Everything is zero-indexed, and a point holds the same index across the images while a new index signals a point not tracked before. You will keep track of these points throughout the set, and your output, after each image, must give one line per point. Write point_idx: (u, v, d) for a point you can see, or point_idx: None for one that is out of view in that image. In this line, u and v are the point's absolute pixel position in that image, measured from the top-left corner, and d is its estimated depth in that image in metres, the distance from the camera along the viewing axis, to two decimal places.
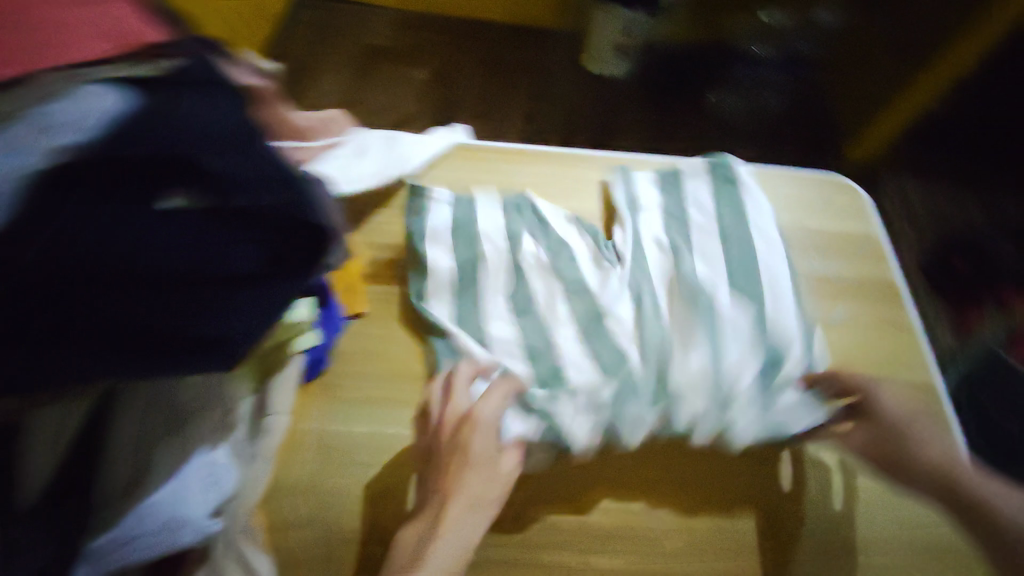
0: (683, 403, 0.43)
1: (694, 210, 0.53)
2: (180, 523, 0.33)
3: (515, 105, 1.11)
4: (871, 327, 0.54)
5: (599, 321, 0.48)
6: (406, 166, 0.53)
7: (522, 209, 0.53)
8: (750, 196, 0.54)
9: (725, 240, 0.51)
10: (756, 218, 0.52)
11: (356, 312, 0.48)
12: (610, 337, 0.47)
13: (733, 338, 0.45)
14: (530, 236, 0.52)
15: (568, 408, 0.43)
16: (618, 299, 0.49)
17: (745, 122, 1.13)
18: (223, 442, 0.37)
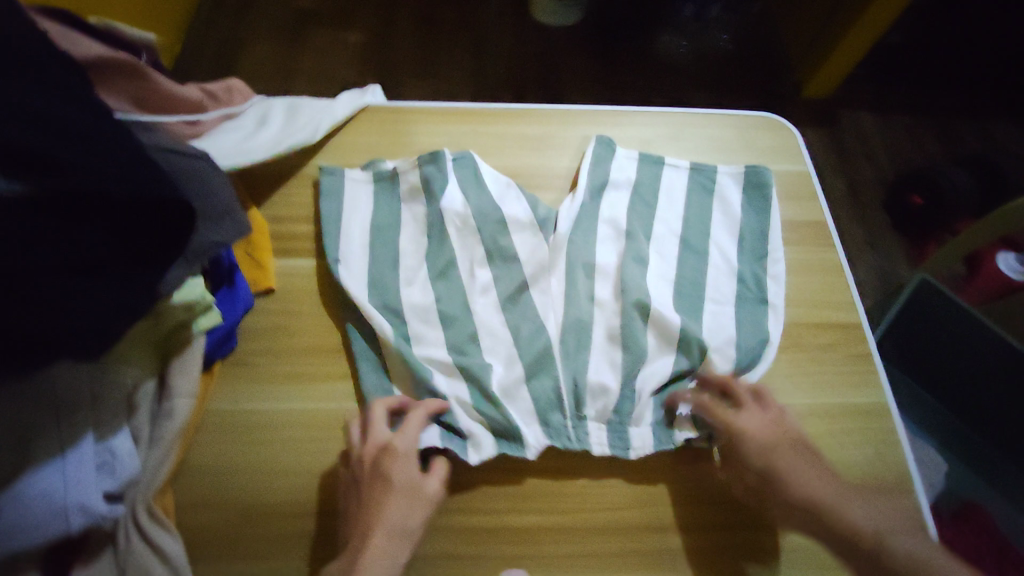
0: (594, 406, 0.44)
1: (645, 194, 0.52)
2: (63, 512, 0.33)
3: (461, 60, 1.07)
4: (806, 271, 0.53)
5: (528, 307, 0.47)
6: (312, 135, 0.50)
7: (441, 160, 0.50)
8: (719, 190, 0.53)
9: (667, 237, 0.51)
10: (702, 211, 0.52)
11: (267, 288, 0.47)
12: (538, 320, 0.46)
13: (651, 339, 0.46)
14: (465, 215, 0.49)
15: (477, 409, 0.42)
16: (550, 286, 0.48)
17: (699, 64, 1.10)
18: (117, 429, 0.37)
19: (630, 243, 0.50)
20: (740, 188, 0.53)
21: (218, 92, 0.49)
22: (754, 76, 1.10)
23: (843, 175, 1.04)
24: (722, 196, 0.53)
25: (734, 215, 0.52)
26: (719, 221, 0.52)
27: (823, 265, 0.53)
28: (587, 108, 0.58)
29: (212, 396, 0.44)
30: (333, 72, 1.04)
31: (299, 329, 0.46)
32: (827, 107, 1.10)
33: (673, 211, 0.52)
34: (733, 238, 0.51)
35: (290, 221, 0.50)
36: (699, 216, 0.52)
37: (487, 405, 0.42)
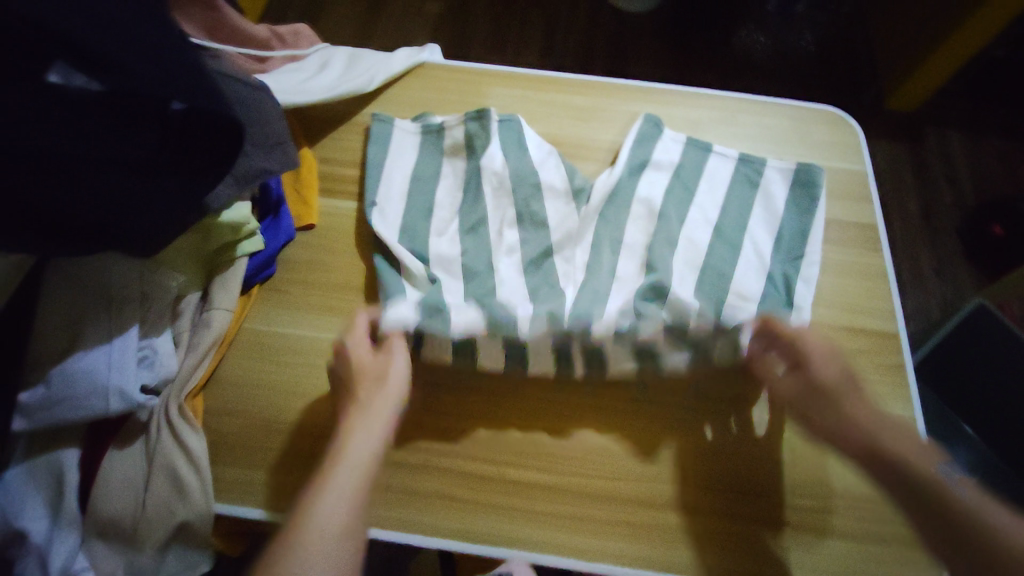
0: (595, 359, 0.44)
1: (685, 176, 0.51)
2: (104, 392, 0.36)
3: (532, 34, 1.07)
4: (850, 275, 0.50)
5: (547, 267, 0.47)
6: (366, 84, 0.52)
7: (485, 119, 0.51)
8: (763, 185, 0.51)
9: (705, 228, 0.49)
10: (746, 206, 0.50)
11: (309, 223, 0.50)
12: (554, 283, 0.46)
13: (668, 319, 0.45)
14: (502, 175, 0.49)
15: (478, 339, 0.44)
16: (574, 255, 0.47)
17: (776, 60, 1.05)
18: (159, 329, 0.41)
19: (662, 225, 0.48)
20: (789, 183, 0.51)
21: (286, 36, 0.52)
22: (835, 80, 1.05)
23: (918, 193, 0.98)
24: (767, 189, 0.51)
25: (777, 211, 0.50)
26: (762, 219, 0.50)
27: (868, 271, 0.50)
28: (641, 85, 0.57)
29: (249, 316, 0.47)
30: (407, 35, 1.07)
31: (332, 266, 0.49)
32: (911, 121, 1.03)
33: (714, 198, 0.51)
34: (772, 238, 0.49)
35: (335, 164, 0.53)
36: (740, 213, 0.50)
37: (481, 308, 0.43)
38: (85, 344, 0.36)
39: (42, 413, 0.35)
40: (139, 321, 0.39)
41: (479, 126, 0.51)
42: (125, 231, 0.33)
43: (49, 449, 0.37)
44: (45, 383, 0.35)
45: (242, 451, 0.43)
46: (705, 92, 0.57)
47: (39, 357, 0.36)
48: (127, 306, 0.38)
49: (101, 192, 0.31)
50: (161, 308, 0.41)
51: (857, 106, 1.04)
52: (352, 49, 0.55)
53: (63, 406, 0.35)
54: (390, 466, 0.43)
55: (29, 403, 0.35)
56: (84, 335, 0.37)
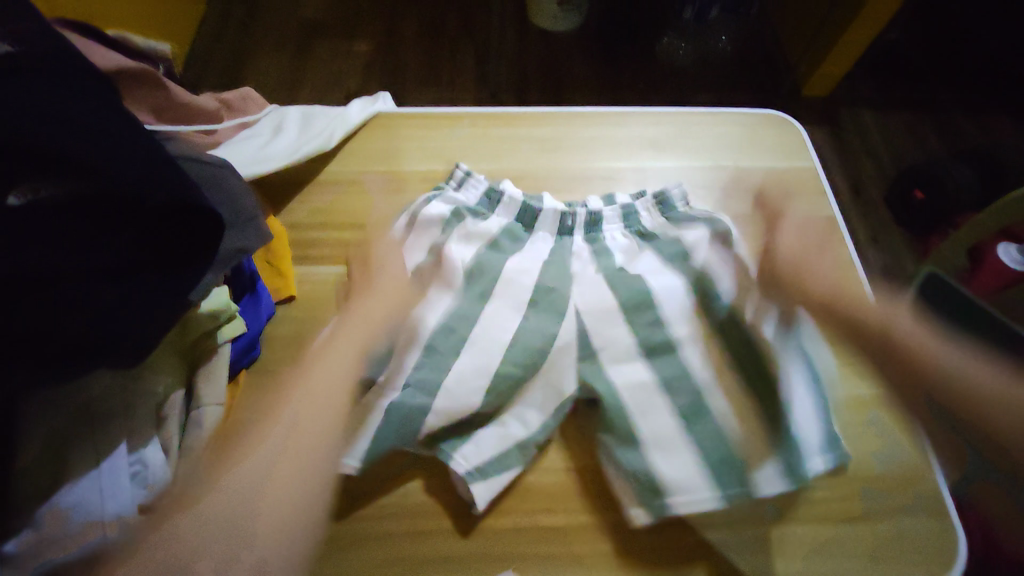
0: (583, 248, 0.52)
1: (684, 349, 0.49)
2: (102, 521, 0.33)
3: (463, 76, 1.18)
4: None
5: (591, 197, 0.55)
6: (327, 142, 0.55)
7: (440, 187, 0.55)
8: (676, 488, 0.40)
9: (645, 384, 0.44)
10: (682, 473, 0.41)
11: (290, 296, 0.50)
12: (529, 214, 0.53)
13: (621, 239, 0.53)
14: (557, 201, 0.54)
15: (450, 291, 0.48)
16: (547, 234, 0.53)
17: (697, 64, 1.21)
18: (148, 439, 0.37)
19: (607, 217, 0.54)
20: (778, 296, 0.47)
21: (233, 102, 0.56)
22: (750, 80, 1.20)
23: (844, 174, 1.10)
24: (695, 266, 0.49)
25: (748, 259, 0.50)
26: (699, 486, 0.40)
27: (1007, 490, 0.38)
28: (580, 113, 0.63)
29: (239, 404, 0.45)
30: (340, 82, 1.17)
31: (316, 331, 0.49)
32: (827, 106, 1.17)
33: (585, 461, 0.45)
34: (716, 253, 0.49)
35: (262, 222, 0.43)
36: (704, 456, 0.41)
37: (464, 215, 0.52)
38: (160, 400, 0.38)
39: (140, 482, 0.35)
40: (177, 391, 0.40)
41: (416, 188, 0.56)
42: (93, 337, 0.30)
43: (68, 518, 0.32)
44: (109, 465, 0.34)
45: None
46: (642, 116, 0.62)
47: (116, 432, 0.35)
48: (157, 398, 0.38)
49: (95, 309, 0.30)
50: (195, 419, 0.40)
51: (777, 100, 1.18)
52: (303, 123, 0.58)
53: (123, 495, 0.34)
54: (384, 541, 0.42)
55: (119, 479, 0.34)
56: (116, 432, 0.35)
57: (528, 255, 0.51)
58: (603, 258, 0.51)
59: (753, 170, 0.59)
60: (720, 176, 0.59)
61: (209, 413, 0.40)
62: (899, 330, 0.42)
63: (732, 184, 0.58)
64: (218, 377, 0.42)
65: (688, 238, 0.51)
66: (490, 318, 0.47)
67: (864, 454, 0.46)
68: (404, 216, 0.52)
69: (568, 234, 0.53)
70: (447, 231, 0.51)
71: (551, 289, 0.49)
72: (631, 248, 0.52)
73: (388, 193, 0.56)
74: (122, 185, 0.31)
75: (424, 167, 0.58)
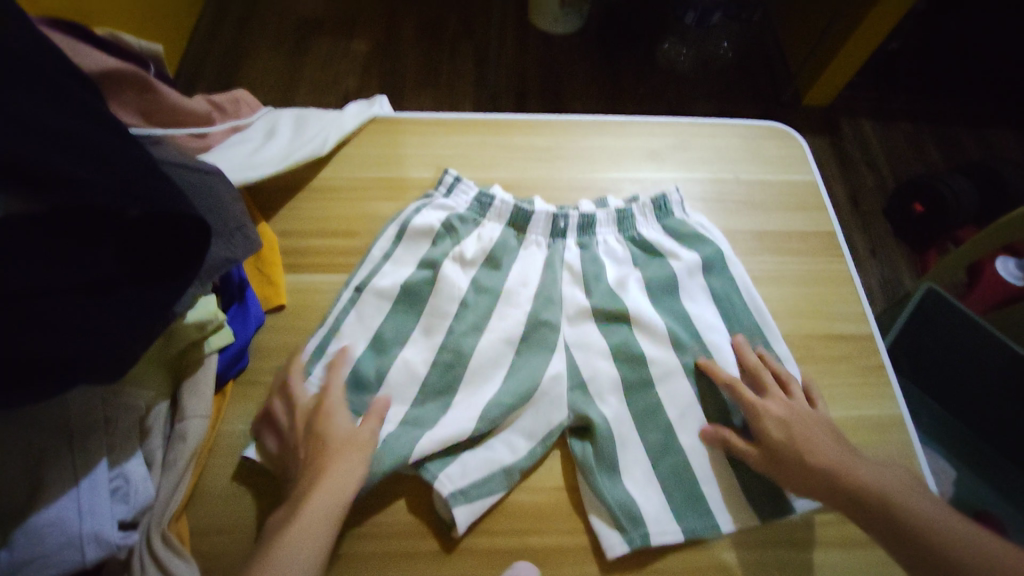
0: (573, 264, 0.52)
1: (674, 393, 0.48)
2: (78, 543, 0.32)
3: (464, 77, 1.17)
4: (809, 277, 0.54)
5: (584, 204, 0.54)
6: (320, 148, 0.54)
7: (429, 196, 0.54)
8: (655, 521, 0.41)
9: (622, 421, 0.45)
10: (655, 509, 0.42)
11: (278, 305, 0.49)
12: (517, 233, 0.52)
13: (610, 260, 0.52)
14: (549, 209, 0.53)
15: (439, 319, 0.47)
16: (536, 251, 0.52)
17: (698, 71, 1.21)
18: (130, 453, 0.36)
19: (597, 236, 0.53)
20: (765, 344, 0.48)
21: (224, 105, 0.55)
22: (751, 88, 1.19)
23: (844, 184, 1.09)
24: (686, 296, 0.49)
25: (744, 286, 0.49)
26: (668, 520, 0.41)
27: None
28: (578, 121, 0.62)
29: (225, 416, 0.44)
30: (339, 82, 1.16)
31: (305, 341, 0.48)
32: (827, 115, 1.17)
33: (567, 473, 0.45)
34: (703, 289, 0.50)
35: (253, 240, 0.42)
36: (669, 494, 0.42)
37: (454, 232, 0.51)
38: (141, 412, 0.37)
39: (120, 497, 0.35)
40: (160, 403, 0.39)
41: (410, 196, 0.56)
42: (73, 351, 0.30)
43: (42, 536, 0.31)
44: (89, 479, 0.33)
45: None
46: (640, 126, 0.62)
47: (96, 447, 0.34)
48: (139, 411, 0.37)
49: (74, 323, 0.29)
50: (179, 433, 0.39)
51: (777, 108, 1.17)
52: (295, 126, 0.57)
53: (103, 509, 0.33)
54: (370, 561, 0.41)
55: (100, 493, 0.33)
56: (97, 446, 0.34)
57: (520, 274, 0.51)
58: (593, 279, 0.51)
59: (751, 183, 0.59)
60: (719, 187, 0.58)
61: (194, 427, 0.40)
62: (906, 512, 0.37)
63: (731, 196, 0.58)
64: (203, 389, 0.41)
65: (681, 265, 0.50)
66: (480, 346, 0.47)
67: None
68: (390, 227, 0.52)
69: (557, 250, 0.52)
70: (436, 248, 0.50)
71: (540, 318, 0.48)
72: (622, 269, 0.52)
73: (379, 200, 0.55)
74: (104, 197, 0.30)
75: (418, 173, 0.57)
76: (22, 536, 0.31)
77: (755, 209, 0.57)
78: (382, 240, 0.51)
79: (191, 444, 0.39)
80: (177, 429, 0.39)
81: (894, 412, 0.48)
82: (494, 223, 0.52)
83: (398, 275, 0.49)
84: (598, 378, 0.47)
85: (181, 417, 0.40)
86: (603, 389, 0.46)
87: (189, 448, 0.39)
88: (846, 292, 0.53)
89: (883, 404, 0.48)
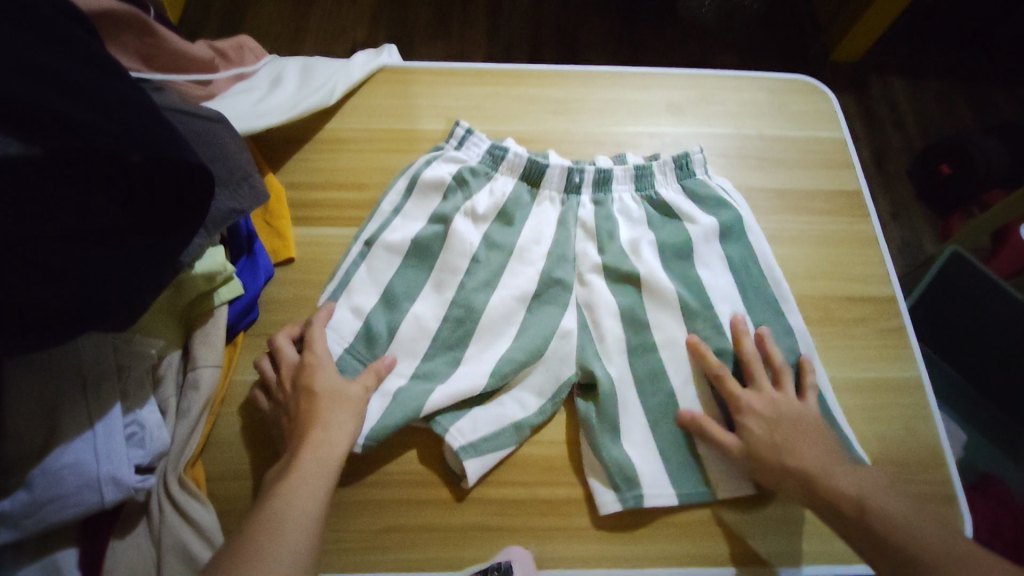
0: (586, 221, 0.50)
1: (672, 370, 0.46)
2: (96, 484, 0.32)
3: (476, 28, 1.13)
4: (830, 238, 0.52)
5: (601, 159, 0.52)
6: (327, 97, 0.53)
7: (440, 150, 0.52)
8: (649, 485, 0.41)
9: (627, 384, 0.45)
10: (652, 473, 0.42)
11: (287, 257, 0.48)
12: (528, 187, 0.51)
13: (624, 219, 0.51)
14: (564, 163, 0.51)
15: (450, 275, 0.47)
16: (548, 208, 0.51)
17: (722, 22, 1.15)
18: (143, 401, 0.37)
19: (613, 193, 0.51)
20: (779, 313, 0.46)
21: (228, 52, 0.53)
22: (777, 42, 1.14)
23: (869, 144, 1.05)
24: (701, 259, 0.48)
25: (762, 253, 0.48)
26: (664, 483, 0.42)
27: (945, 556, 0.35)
28: (595, 72, 0.59)
29: (236, 367, 0.44)
30: (348, 32, 1.12)
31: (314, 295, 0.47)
32: (856, 71, 1.12)
33: (569, 429, 0.45)
34: (720, 254, 0.48)
35: (258, 183, 0.41)
36: (668, 459, 0.42)
37: (464, 186, 0.50)
38: (152, 360, 0.38)
39: (138, 444, 0.35)
40: (170, 352, 0.40)
41: (421, 148, 0.54)
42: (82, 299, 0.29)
43: (60, 478, 0.31)
44: (105, 425, 0.34)
45: (188, 523, 0.37)
46: (661, 78, 0.59)
47: (111, 393, 0.35)
48: (151, 359, 0.37)
49: (79, 270, 0.29)
50: (191, 382, 0.40)
51: (803, 63, 1.12)
52: (302, 75, 0.55)
53: (121, 455, 0.34)
54: (378, 508, 0.42)
55: (117, 439, 0.34)
56: (112, 393, 0.35)
57: (534, 231, 0.49)
58: (605, 237, 0.50)
59: (775, 139, 0.56)
60: (740, 143, 0.56)
61: (206, 376, 0.40)
62: (880, 513, 0.36)
63: (753, 153, 0.55)
64: (214, 340, 0.41)
65: (698, 226, 0.48)
66: (491, 304, 0.46)
67: (880, 434, 0.45)
68: (400, 181, 0.50)
69: (571, 205, 0.51)
70: (446, 203, 0.49)
71: (552, 274, 0.48)
72: (637, 228, 0.50)
73: (386, 153, 0.54)
74: (106, 141, 0.28)
75: (428, 126, 0.55)
76: (41, 478, 0.31)
77: (778, 167, 0.55)
78: (389, 196, 0.49)
79: (203, 392, 0.40)
80: (189, 377, 0.40)
81: (913, 374, 0.47)
82: (506, 178, 0.51)
83: (407, 229, 0.48)
84: (608, 339, 0.46)
85: (193, 366, 0.40)
86: (613, 350, 0.45)
87: (200, 397, 0.40)
88: (869, 253, 0.52)
89: (900, 367, 0.47)
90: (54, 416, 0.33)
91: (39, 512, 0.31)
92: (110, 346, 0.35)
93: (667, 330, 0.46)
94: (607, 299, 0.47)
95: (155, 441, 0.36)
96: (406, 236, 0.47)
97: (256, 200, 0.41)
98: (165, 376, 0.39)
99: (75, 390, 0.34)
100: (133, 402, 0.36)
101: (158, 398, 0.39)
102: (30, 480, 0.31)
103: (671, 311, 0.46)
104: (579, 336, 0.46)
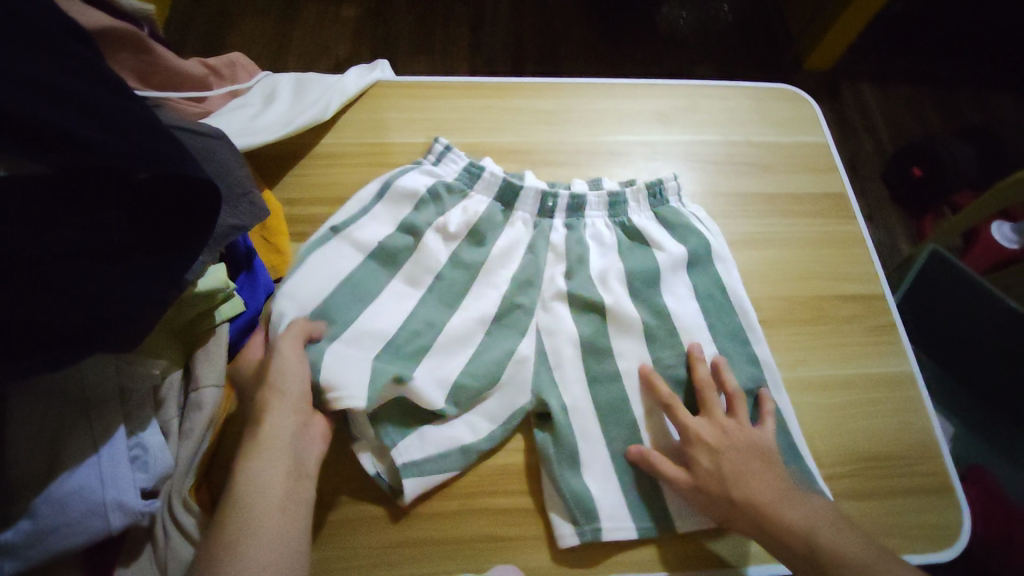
0: (556, 245, 0.51)
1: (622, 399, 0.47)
2: (101, 510, 0.31)
3: (459, 43, 1.14)
4: (817, 240, 0.54)
5: (576, 183, 0.53)
6: (320, 113, 0.53)
7: (414, 168, 0.52)
8: (609, 517, 0.41)
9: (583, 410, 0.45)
10: (612, 504, 0.42)
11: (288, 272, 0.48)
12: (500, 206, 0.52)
13: (593, 245, 0.51)
14: (540, 185, 0.52)
15: (411, 294, 0.47)
16: (516, 229, 0.51)
17: (698, 34, 1.18)
18: (146, 423, 0.36)
19: (585, 218, 0.52)
20: (742, 343, 0.47)
21: (221, 68, 0.53)
22: (753, 52, 1.17)
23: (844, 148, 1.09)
24: (667, 288, 0.49)
25: (730, 282, 0.49)
26: (622, 516, 0.42)
27: None
28: (585, 84, 0.61)
29: None
30: (332, 49, 1.12)
31: None
32: (828, 79, 1.16)
33: (528, 454, 0.45)
34: (687, 288, 0.49)
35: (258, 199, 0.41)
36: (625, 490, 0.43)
37: (432, 206, 0.50)
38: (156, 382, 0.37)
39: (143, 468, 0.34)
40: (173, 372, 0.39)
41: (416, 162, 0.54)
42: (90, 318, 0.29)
43: (65, 504, 0.31)
44: (109, 449, 0.33)
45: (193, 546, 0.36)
46: (650, 89, 0.61)
47: (115, 416, 0.34)
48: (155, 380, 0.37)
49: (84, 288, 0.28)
50: (195, 402, 0.39)
51: (778, 72, 1.16)
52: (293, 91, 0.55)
53: (126, 480, 0.33)
54: (365, 525, 0.41)
55: (122, 463, 0.33)
56: (116, 415, 0.34)
57: (505, 250, 0.50)
58: (576, 261, 0.50)
59: (761, 146, 0.58)
60: (727, 150, 0.58)
61: (210, 394, 0.39)
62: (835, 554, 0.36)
63: (741, 159, 0.57)
64: (218, 359, 0.40)
65: (664, 256, 0.49)
66: (451, 325, 0.46)
67: (874, 427, 0.46)
68: (367, 193, 0.50)
69: (541, 226, 0.51)
70: (412, 217, 0.49)
71: (518, 294, 0.48)
72: (605, 251, 0.51)
73: (375, 170, 0.54)
74: (116, 159, 0.28)
75: (422, 139, 0.56)
76: (46, 506, 0.30)
77: (765, 172, 0.57)
78: (350, 207, 0.49)
79: (207, 411, 0.39)
80: (195, 396, 0.39)
81: (903, 368, 0.48)
82: (483, 194, 0.51)
83: (376, 229, 0.48)
84: (566, 367, 0.46)
85: (196, 387, 0.39)
86: (570, 370, 0.46)
87: (205, 416, 0.39)
88: (855, 253, 0.53)
89: (890, 362, 0.49)
90: (56, 441, 0.32)
91: (40, 541, 0.30)
92: (113, 368, 0.35)
93: (626, 359, 0.46)
94: (570, 327, 0.47)
95: (162, 463, 0.35)
96: (366, 244, 0.47)
97: (256, 217, 0.40)
98: (168, 397, 0.38)
99: (77, 413, 0.33)
100: (138, 425, 0.35)
101: (158, 419, 0.38)
102: (34, 507, 0.30)
103: (637, 344, 0.47)
104: (541, 356, 0.46)
